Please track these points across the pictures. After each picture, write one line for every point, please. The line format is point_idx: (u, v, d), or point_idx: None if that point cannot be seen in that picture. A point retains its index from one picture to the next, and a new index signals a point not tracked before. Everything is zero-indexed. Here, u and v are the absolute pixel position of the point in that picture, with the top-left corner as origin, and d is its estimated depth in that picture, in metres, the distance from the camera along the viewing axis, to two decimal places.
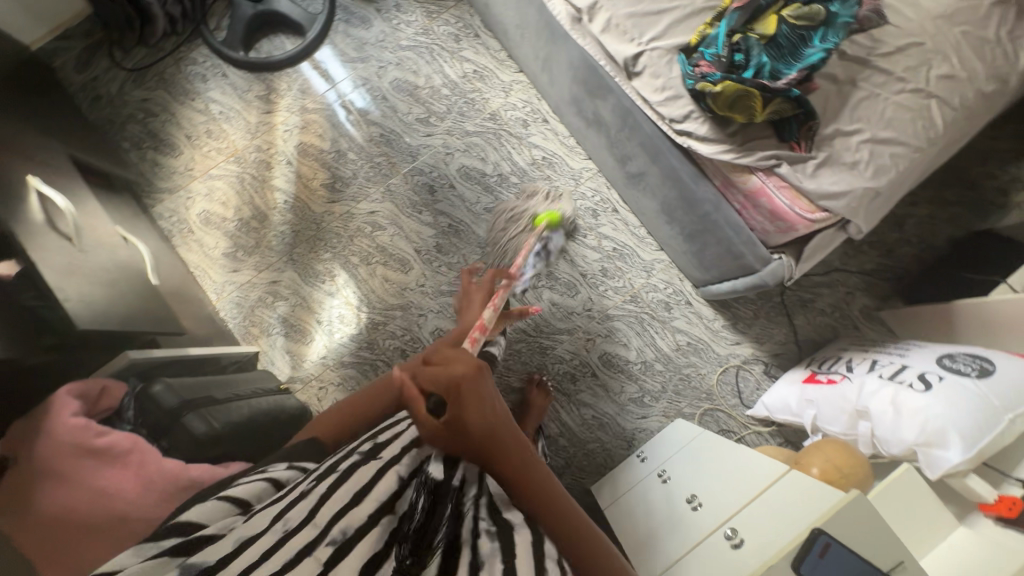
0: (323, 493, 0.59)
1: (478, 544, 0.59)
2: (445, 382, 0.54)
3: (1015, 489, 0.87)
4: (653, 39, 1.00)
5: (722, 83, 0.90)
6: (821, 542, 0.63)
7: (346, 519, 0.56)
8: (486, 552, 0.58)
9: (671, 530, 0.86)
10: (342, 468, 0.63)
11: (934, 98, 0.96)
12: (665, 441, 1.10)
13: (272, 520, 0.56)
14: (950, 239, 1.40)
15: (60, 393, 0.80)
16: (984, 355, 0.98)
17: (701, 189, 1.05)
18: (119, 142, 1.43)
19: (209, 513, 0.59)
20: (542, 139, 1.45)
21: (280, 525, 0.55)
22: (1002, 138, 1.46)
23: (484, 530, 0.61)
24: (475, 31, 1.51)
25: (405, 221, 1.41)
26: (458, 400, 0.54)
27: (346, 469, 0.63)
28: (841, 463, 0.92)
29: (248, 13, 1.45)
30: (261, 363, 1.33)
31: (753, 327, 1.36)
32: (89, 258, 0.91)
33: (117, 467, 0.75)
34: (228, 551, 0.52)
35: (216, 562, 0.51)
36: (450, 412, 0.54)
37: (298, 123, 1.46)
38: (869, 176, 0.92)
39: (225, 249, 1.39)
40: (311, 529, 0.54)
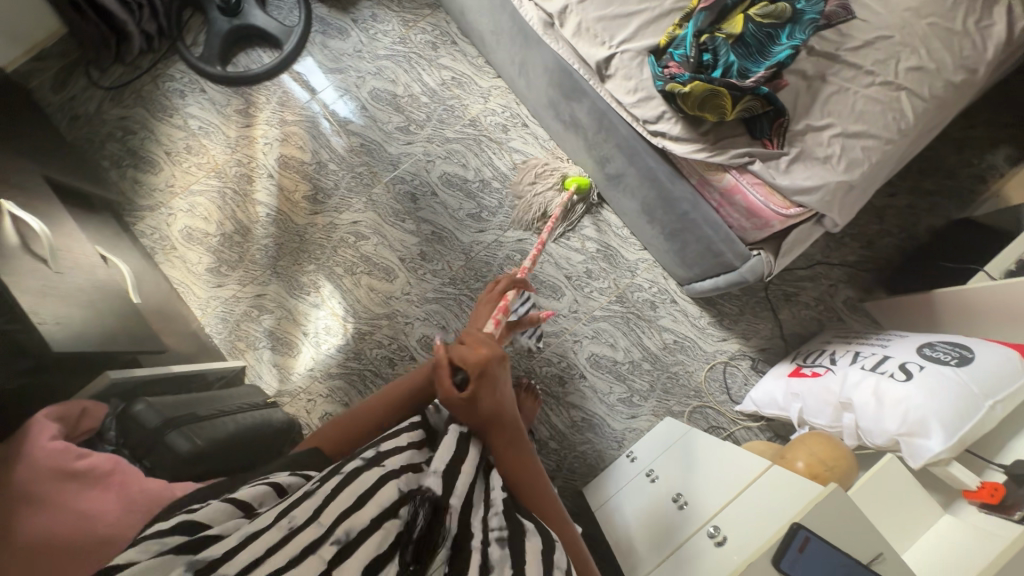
0: (329, 492, 0.54)
1: (488, 552, 0.55)
2: (473, 359, 0.63)
3: (998, 475, 0.88)
4: (624, 42, 1.01)
5: (690, 83, 0.91)
6: (800, 537, 0.64)
7: (353, 518, 0.52)
8: (495, 558, 0.55)
9: (659, 530, 0.87)
10: (346, 470, 0.57)
11: (904, 90, 0.97)
12: (654, 440, 1.10)
13: (276, 516, 0.52)
14: (930, 228, 1.41)
15: (39, 416, 0.80)
16: (964, 343, 0.99)
17: (678, 187, 1.05)
18: (98, 161, 1.42)
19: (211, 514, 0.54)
20: (523, 143, 1.45)
21: (285, 521, 0.51)
22: (977, 127, 1.48)
23: (494, 536, 0.57)
24: (452, 39, 1.52)
25: (389, 230, 1.41)
26: (480, 377, 0.63)
27: (351, 471, 0.57)
28: (826, 457, 0.93)
29: (224, 28, 1.45)
30: (248, 377, 1.32)
31: (738, 322, 1.36)
32: (66, 279, 0.91)
33: (99, 489, 0.74)
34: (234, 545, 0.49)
35: (220, 558, 0.48)
36: (472, 389, 0.63)
37: (278, 135, 1.46)
38: (841, 170, 0.92)
39: (209, 264, 1.39)
40: (315, 528, 0.50)
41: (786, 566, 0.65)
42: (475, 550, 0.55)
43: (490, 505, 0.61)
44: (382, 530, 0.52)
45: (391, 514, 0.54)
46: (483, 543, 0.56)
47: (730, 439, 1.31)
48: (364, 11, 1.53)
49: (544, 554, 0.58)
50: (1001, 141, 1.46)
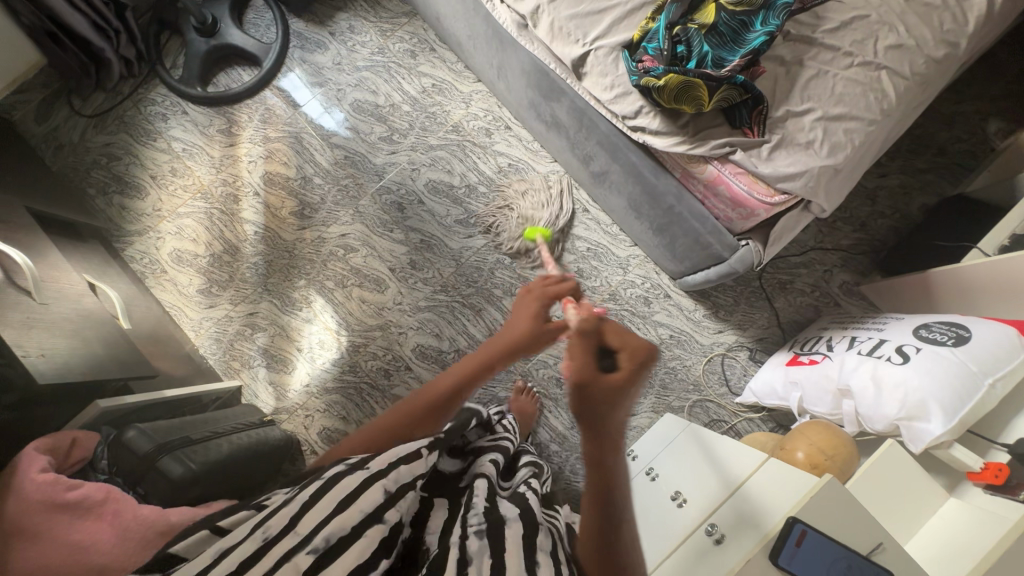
0: (308, 498, 0.51)
1: (466, 545, 0.52)
2: (631, 347, 0.58)
3: (1002, 455, 0.87)
4: (597, 39, 1.01)
5: (665, 76, 0.90)
6: (797, 531, 0.63)
7: (333, 525, 0.49)
8: (473, 550, 0.51)
9: (659, 530, 0.85)
10: (327, 475, 0.54)
11: (884, 69, 0.95)
12: (654, 438, 1.09)
13: (253, 527, 0.50)
14: (923, 207, 1.40)
15: (28, 450, 0.79)
16: (961, 322, 0.98)
17: (662, 181, 1.04)
18: (84, 189, 1.42)
19: (192, 543, 0.51)
20: (507, 146, 1.45)
21: (259, 532, 0.49)
22: (964, 102, 1.46)
23: (472, 529, 0.54)
24: (430, 46, 1.52)
25: (377, 241, 1.40)
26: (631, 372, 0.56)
27: (332, 475, 0.54)
28: (825, 445, 0.92)
29: (202, 49, 1.45)
30: (245, 396, 1.32)
31: (734, 313, 1.35)
32: (51, 310, 0.91)
33: (91, 519, 0.74)
34: (210, 559, 0.47)
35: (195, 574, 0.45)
36: (621, 374, 0.56)
37: (262, 153, 1.46)
38: (825, 154, 0.91)
39: (200, 285, 1.38)
40: (292, 538, 0.48)
41: (785, 562, 0.64)
42: (454, 545, 0.52)
43: (472, 506, 0.59)
44: (364, 538, 0.50)
45: (374, 518, 0.51)
46: (462, 537, 0.53)
47: (732, 432, 1.29)
48: (341, 23, 1.53)
49: (525, 540, 0.55)
50: (990, 115, 1.45)
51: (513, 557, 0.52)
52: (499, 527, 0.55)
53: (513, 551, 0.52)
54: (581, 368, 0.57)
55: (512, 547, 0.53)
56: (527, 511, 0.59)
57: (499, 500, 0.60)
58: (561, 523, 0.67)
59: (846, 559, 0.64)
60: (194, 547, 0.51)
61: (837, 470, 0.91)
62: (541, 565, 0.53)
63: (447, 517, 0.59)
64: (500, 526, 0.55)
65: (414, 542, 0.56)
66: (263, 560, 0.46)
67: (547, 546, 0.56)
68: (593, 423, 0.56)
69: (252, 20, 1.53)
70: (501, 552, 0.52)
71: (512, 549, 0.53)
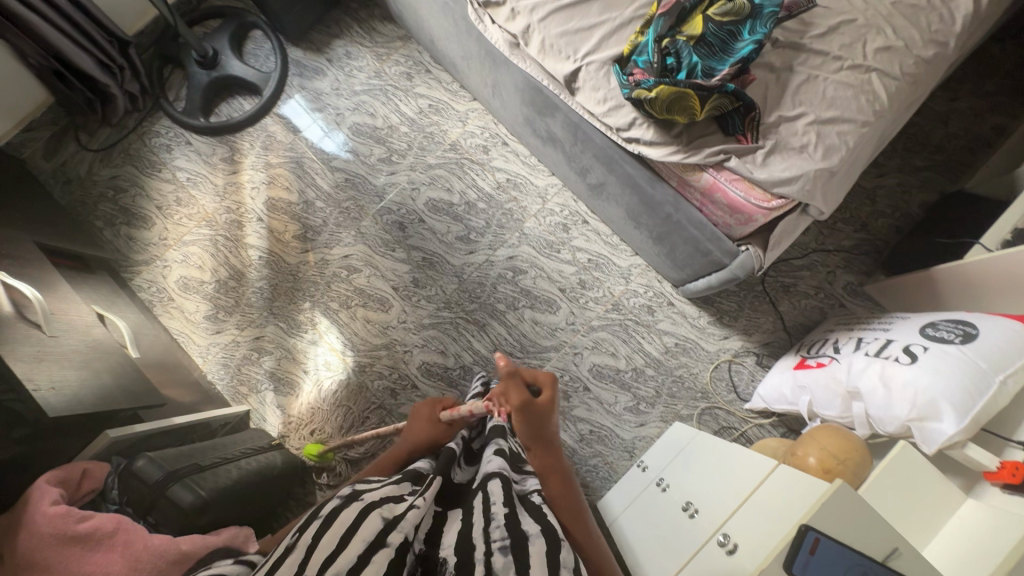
0: (310, 540, 0.52)
1: (490, 562, 0.52)
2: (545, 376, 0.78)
3: (1018, 453, 0.85)
4: (588, 54, 1.02)
5: (656, 88, 0.91)
6: (810, 539, 0.62)
7: (339, 559, 0.50)
8: (499, 566, 0.51)
9: (670, 540, 0.84)
10: (325, 512, 0.55)
11: (874, 71, 0.96)
12: (665, 450, 1.13)
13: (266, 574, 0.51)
14: (923, 204, 1.40)
15: (38, 483, 0.79)
16: (967, 319, 0.97)
17: (659, 191, 1.05)
18: (92, 222, 1.45)
19: None
20: (504, 162, 1.47)
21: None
22: (959, 99, 1.47)
23: (496, 545, 0.54)
24: (426, 67, 1.55)
25: (380, 261, 1.41)
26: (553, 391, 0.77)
27: (329, 512, 0.55)
28: (837, 450, 0.90)
29: (203, 81, 1.49)
30: (253, 421, 1.32)
31: (738, 319, 1.35)
32: (61, 342, 0.92)
33: (102, 551, 0.74)
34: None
35: None
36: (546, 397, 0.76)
37: (264, 179, 1.48)
38: (820, 157, 0.92)
39: (206, 312, 1.40)
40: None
41: (800, 570, 0.62)
42: (478, 563, 0.52)
43: (490, 517, 0.58)
44: (371, 564, 0.49)
45: (379, 543, 0.51)
46: (485, 553, 0.53)
47: (743, 439, 1.27)
48: (337, 50, 1.57)
49: (548, 553, 0.54)
50: (985, 111, 1.45)
51: (534, 567, 0.52)
52: (520, 541, 0.54)
53: (534, 565, 0.52)
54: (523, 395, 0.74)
55: (534, 564, 0.52)
56: (545, 525, 0.58)
57: (520, 512, 0.59)
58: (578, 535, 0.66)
59: (865, 566, 0.62)
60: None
61: (850, 475, 0.90)
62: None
63: (461, 527, 0.58)
64: (521, 542, 0.54)
65: (430, 558, 0.56)
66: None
67: (570, 560, 0.55)
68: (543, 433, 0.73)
69: (252, 50, 1.57)
70: (523, 565, 0.51)
71: (534, 562, 0.52)
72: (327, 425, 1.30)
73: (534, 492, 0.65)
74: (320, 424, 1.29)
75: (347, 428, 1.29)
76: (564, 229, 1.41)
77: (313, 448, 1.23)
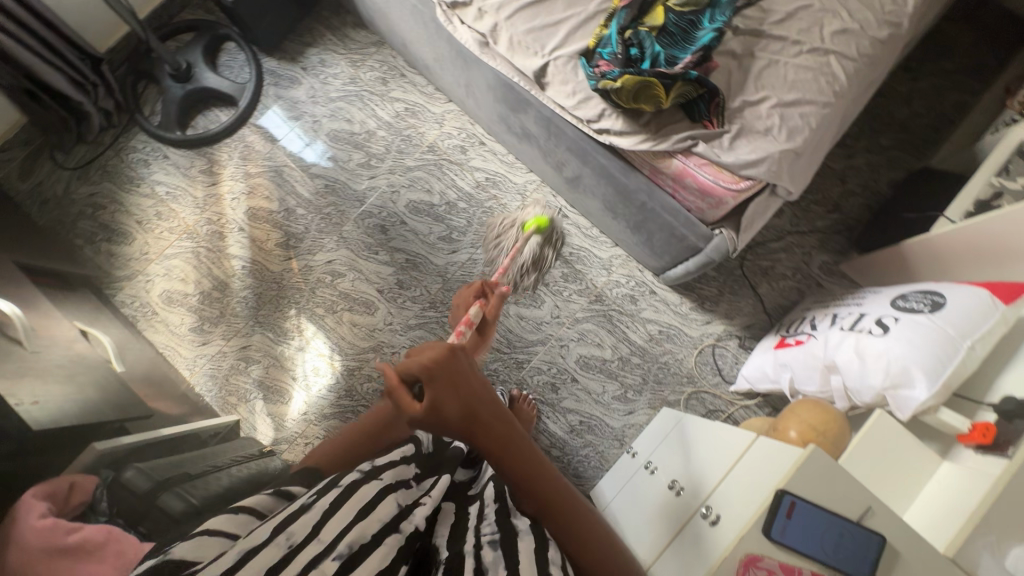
0: (327, 506, 0.52)
1: (482, 554, 0.52)
2: (418, 368, 0.56)
3: (989, 415, 0.88)
4: (555, 49, 1.04)
5: (621, 78, 0.94)
6: (786, 502, 0.64)
7: (355, 532, 0.50)
8: (489, 561, 0.52)
9: (658, 517, 0.85)
10: (344, 482, 0.55)
11: (832, 54, 0.99)
12: (652, 434, 1.15)
13: (275, 530, 0.49)
14: (892, 183, 1.43)
15: (26, 497, 0.77)
16: (935, 289, 0.99)
17: (633, 181, 1.07)
18: (71, 240, 1.44)
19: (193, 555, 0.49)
20: (482, 161, 1.48)
21: (283, 538, 0.48)
22: (921, 78, 1.51)
23: (486, 539, 0.55)
24: (400, 71, 1.56)
25: (363, 265, 1.42)
26: (434, 382, 0.56)
27: (349, 484, 0.55)
28: (816, 421, 0.93)
29: (178, 94, 1.49)
30: (244, 430, 1.32)
31: (720, 303, 1.37)
32: (43, 357, 0.92)
33: (92, 562, 0.71)
34: (233, 562, 0.46)
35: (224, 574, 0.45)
36: (434, 396, 0.56)
37: (244, 189, 1.49)
38: (784, 139, 0.94)
39: (191, 324, 1.40)
40: (316, 545, 0.48)
41: (778, 534, 0.65)
42: (467, 555, 0.53)
43: (483, 514, 0.60)
44: (382, 546, 0.51)
45: (392, 528, 0.53)
46: (476, 546, 0.54)
47: (730, 421, 1.30)
48: (311, 58, 1.58)
49: (538, 550, 0.54)
50: (945, 89, 1.50)
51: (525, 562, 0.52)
52: (511, 536, 0.55)
53: (526, 560, 0.52)
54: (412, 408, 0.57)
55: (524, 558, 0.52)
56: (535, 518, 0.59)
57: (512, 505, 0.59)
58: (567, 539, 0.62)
59: (837, 526, 0.65)
60: (198, 549, 0.50)
61: (830, 445, 0.92)
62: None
63: (455, 519, 0.60)
64: (512, 536, 0.55)
65: (427, 548, 0.56)
66: (287, 569, 0.46)
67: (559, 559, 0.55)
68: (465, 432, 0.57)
69: (226, 62, 1.57)
70: (514, 558, 0.53)
71: (525, 558, 0.53)
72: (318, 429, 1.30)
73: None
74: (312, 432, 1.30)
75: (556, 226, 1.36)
76: None
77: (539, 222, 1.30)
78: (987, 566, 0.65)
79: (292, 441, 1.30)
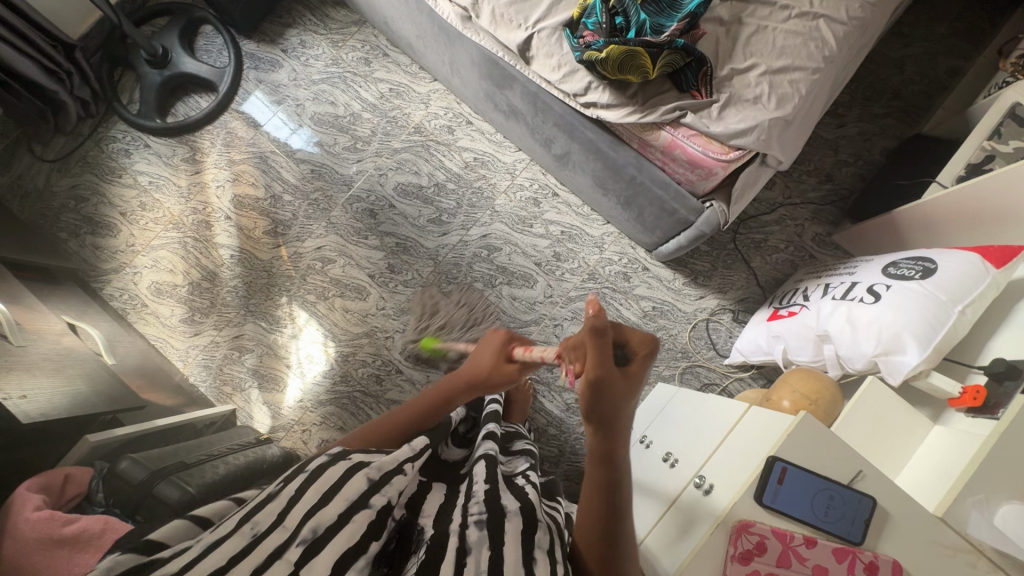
0: (293, 492, 0.48)
1: (466, 535, 0.48)
2: (640, 341, 0.52)
3: (979, 376, 0.88)
4: (539, 21, 1.02)
5: (606, 48, 0.91)
6: (777, 468, 0.65)
7: (319, 515, 0.46)
8: (473, 540, 0.48)
9: (653, 490, 0.86)
10: (311, 466, 0.50)
11: (821, 18, 0.97)
12: (648, 409, 1.15)
13: (241, 520, 0.46)
14: (885, 151, 1.42)
15: (19, 490, 0.77)
16: (926, 255, 0.99)
17: (621, 155, 1.06)
18: (55, 234, 1.42)
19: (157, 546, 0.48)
20: (470, 140, 1.46)
21: (247, 528, 0.45)
22: (912, 44, 1.49)
23: (472, 519, 0.50)
24: (383, 51, 1.53)
25: (353, 250, 1.41)
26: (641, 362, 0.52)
27: (315, 467, 0.50)
28: (809, 391, 0.93)
29: (156, 80, 1.46)
30: (240, 419, 1.32)
31: (713, 278, 1.37)
32: (30, 351, 0.91)
33: (89, 551, 0.70)
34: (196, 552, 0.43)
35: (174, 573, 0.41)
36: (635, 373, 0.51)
37: (229, 176, 1.46)
38: (773, 107, 0.93)
39: (181, 315, 1.39)
40: (281, 533, 0.45)
41: (769, 500, 0.65)
42: (452, 535, 0.49)
43: (473, 495, 0.54)
44: (352, 523, 0.46)
45: (361, 504, 0.48)
46: (462, 526, 0.50)
47: (725, 394, 1.30)
48: (292, 40, 1.54)
49: (525, 532, 0.49)
50: (938, 55, 1.48)
51: (512, 547, 0.47)
52: (498, 517, 0.50)
53: (512, 542, 0.48)
54: (599, 368, 0.49)
55: (511, 540, 0.48)
56: (524, 500, 0.54)
57: (503, 487, 0.56)
58: (561, 514, 0.62)
59: (828, 490, 0.65)
60: None
61: (821, 413, 0.92)
62: (541, 562, 0.48)
63: (444, 502, 0.56)
64: (499, 517, 0.50)
65: (408, 526, 0.53)
66: (249, 557, 0.43)
67: (548, 542, 0.51)
68: (609, 420, 0.51)
69: (204, 46, 1.54)
70: (499, 540, 0.48)
71: (509, 540, 0.48)
72: (316, 416, 1.30)
73: (521, 474, 0.63)
74: (310, 420, 1.30)
75: (468, 322, 1.21)
76: (535, 204, 1.42)
77: (428, 342, 1.17)
78: (976, 524, 0.65)
79: (289, 429, 1.30)
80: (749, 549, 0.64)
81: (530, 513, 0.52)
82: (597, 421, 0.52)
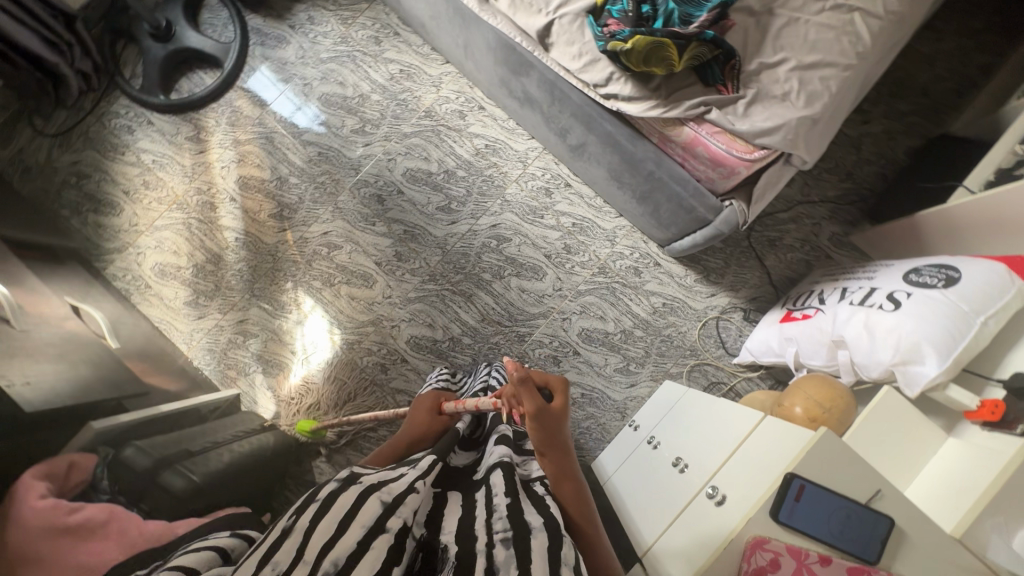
0: (309, 523, 0.46)
1: (492, 554, 0.47)
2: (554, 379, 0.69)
3: (998, 391, 0.86)
4: (560, 6, 0.98)
5: (631, 39, 0.87)
6: (795, 485, 0.64)
7: (339, 547, 0.44)
8: (500, 561, 0.46)
9: (662, 495, 0.85)
10: (322, 496, 0.49)
11: (857, 11, 0.92)
12: (655, 407, 1.15)
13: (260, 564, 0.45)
14: (909, 150, 1.38)
15: (23, 477, 0.75)
16: (950, 263, 0.96)
17: (640, 149, 1.02)
18: (57, 211, 1.39)
19: None
20: (482, 127, 1.42)
21: (268, 570, 0.43)
22: (944, 39, 1.43)
23: (498, 537, 0.49)
24: (394, 30, 1.47)
25: (360, 237, 1.38)
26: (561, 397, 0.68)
27: (327, 495, 0.49)
28: (821, 398, 0.91)
29: (159, 54, 1.41)
30: (244, 404, 1.31)
31: (725, 275, 1.34)
32: (33, 336, 0.89)
33: (100, 540, 0.72)
34: None
35: None
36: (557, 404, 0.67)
37: (233, 157, 1.43)
38: (802, 105, 0.89)
39: (186, 297, 1.37)
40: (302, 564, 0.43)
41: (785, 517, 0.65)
42: (478, 555, 0.47)
43: (494, 510, 0.53)
44: (371, 549, 0.45)
45: (378, 529, 0.47)
46: (487, 546, 0.48)
47: (732, 393, 1.30)
48: (300, 16, 1.49)
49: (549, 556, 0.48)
50: (971, 50, 1.42)
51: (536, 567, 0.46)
52: (523, 535, 0.49)
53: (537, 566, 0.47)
54: (534, 402, 0.63)
55: (536, 558, 0.46)
56: (547, 517, 0.53)
57: (523, 501, 0.54)
58: None
59: (845, 509, 0.64)
60: None
61: (834, 420, 0.90)
62: None
63: (462, 515, 0.55)
64: (524, 534, 0.49)
65: (431, 544, 0.52)
66: None
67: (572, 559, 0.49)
68: (555, 441, 0.64)
69: (209, 21, 1.49)
70: (526, 559, 0.46)
71: (536, 557, 0.47)
72: (321, 402, 1.29)
73: (538, 480, 0.61)
74: (314, 406, 1.29)
75: (342, 400, 1.29)
76: (547, 193, 1.38)
77: (306, 426, 1.22)
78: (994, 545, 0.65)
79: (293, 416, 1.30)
80: (763, 565, 0.63)
81: (552, 530, 0.51)
82: (546, 442, 0.63)
